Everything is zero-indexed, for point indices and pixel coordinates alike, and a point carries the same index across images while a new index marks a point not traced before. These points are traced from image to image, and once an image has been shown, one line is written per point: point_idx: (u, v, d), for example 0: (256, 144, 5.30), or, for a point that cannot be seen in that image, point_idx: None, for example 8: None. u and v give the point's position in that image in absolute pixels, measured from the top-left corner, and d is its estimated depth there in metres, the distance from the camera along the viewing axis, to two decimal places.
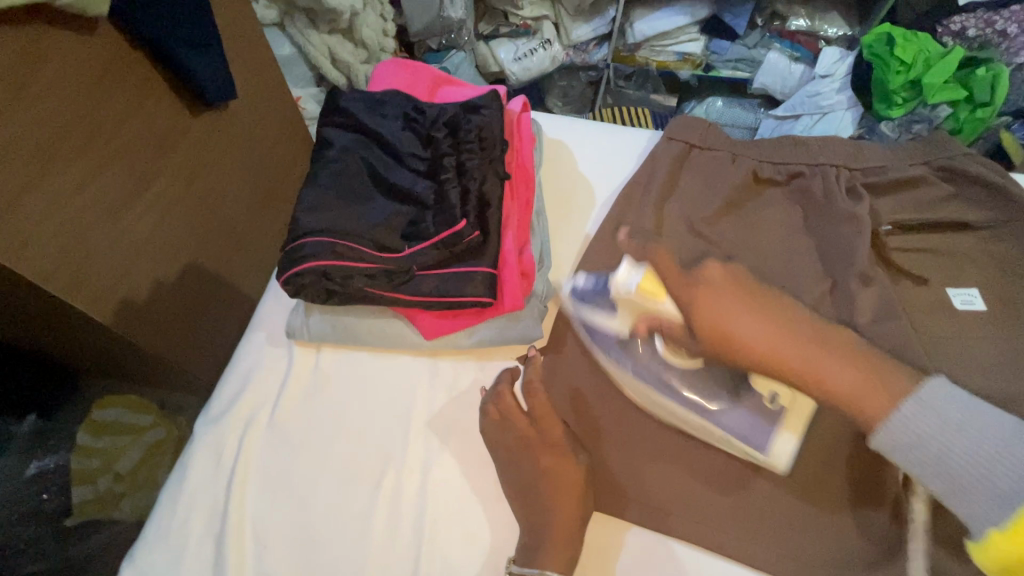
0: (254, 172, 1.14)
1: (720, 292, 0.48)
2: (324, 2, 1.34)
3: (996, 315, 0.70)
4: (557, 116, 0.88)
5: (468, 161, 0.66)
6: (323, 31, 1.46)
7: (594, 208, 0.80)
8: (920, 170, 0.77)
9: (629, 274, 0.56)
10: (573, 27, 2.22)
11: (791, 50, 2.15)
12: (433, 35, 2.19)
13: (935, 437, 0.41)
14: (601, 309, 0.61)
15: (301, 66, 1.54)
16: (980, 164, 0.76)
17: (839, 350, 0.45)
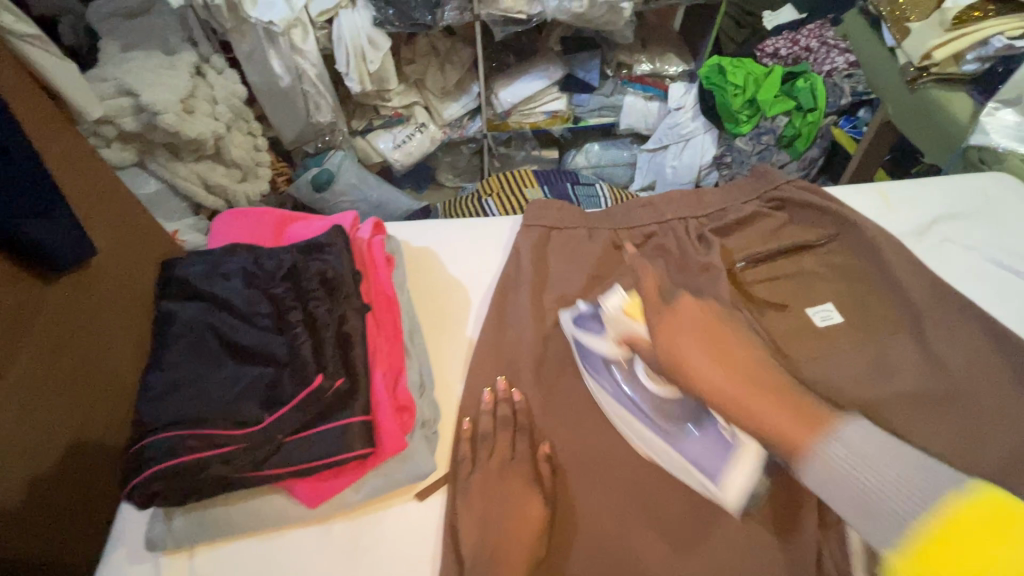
0: (116, 299, 0.73)
1: (687, 325, 0.61)
2: (182, 134, 1.29)
3: (850, 323, 0.77)
4: (421, 222, 0.89)
5: (317, 307, 0.63)
6: (189, 161, 1.39)
7: (473, 307, 0.79)
8: (753, 207, 0.85)
9: (618, 300, 0.68)
10: (443, 107, 2.33)
11: (643, 91, 2.35)
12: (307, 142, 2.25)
13: (863, 480, 0.47)
14: (595, 332, 0.68)
15: (170, 200, 1.42)
16: (798, 192, 0.86)
17: (771, 389, 0.55)
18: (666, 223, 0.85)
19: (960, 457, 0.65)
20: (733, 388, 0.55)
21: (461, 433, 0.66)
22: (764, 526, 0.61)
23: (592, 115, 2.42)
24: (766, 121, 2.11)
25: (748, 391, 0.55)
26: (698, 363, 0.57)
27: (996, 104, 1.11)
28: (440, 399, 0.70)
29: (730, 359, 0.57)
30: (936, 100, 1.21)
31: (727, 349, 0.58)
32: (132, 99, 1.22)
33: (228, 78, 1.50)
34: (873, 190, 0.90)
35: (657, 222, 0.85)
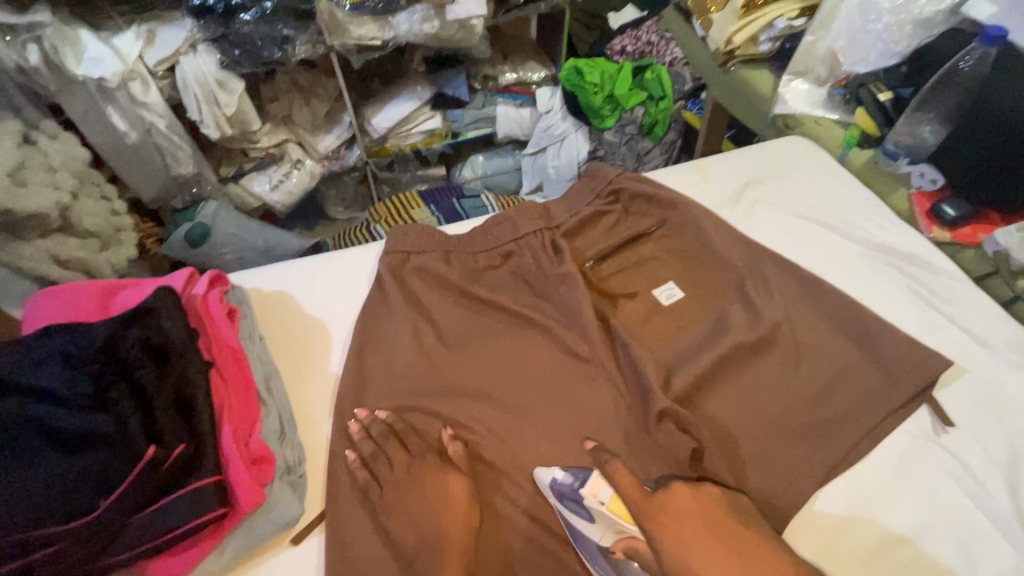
0: None
1: (685, 523, 0.56)
2: (16, 211, 1.10)
3: (689, 295, 0.84)
4: (270, 267, 0.86)
5: (144, 378, 0.58)
6: (33, 238, 1.18)
7: (335, 346, 0.78)
8: (591, 204, 0.90)
9: (599, 489, 0.61)
10: (317, 140, 2.29)
11: (513, 100, 2.43)
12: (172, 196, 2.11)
13: None
14: (581, 517, 0.61)
15: (17, 284, 1.18)
16: (630, 183, 0.92)
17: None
18: (521, 242, 0.85)
19: (786, 391, 0.73)
20: None
21: (331, 473, 0.65)
22: None
23: (469, 128, 2.46)
24: (627, 112, 2.27)
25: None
26: (698, 556, 0.54)
27: (789, 76, 1.29)
28: (305, 443, 0.69)
29: (741, 551, 0.54)
30: (744, 79, 1.38)
31: (750, 554, 0.54)
32: None
33: (65, 142, 1.29)
34: (693, 169, 0.99)
35: (512, 235, 0.86)
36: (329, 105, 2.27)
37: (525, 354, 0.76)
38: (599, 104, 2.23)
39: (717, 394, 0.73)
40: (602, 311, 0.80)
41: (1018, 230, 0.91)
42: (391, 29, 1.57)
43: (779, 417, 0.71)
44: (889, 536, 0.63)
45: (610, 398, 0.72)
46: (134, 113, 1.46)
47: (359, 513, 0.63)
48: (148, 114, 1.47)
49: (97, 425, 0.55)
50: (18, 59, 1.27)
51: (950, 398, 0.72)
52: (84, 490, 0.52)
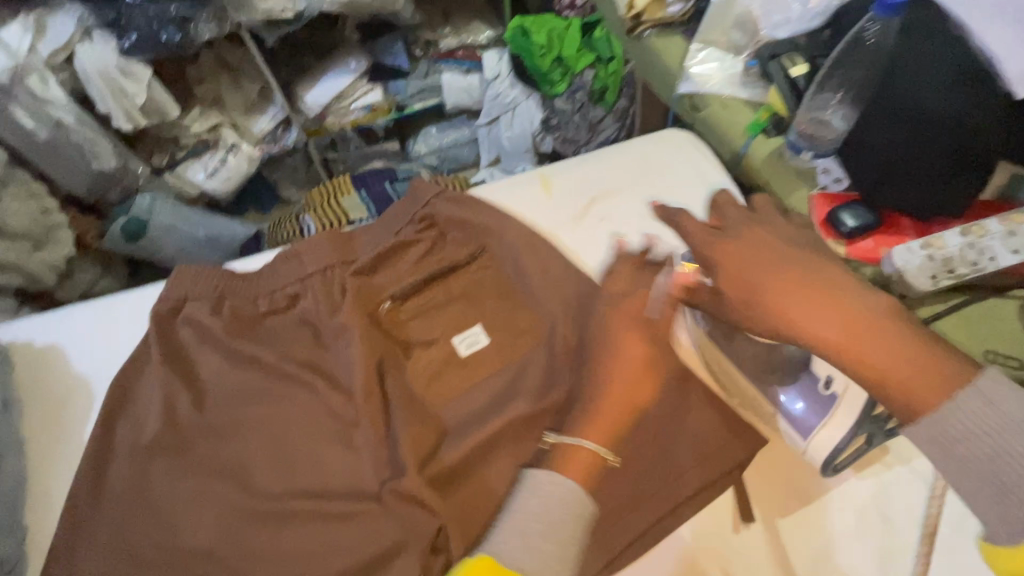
0: None
1: (743, 249, 0.51)
2: None
3: (496, 345, 0.71)
4: (48, 316, 0.79)
5: None
6: None
7: (91, 410, 0.71)
8: (400, 235, 0.78)
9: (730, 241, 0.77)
10: (251, 121, 2.10)
11: (458, 66, 2.23)
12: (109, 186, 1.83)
13: (985, 438, 0.41)
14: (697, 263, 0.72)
15: None
16: (449, 207, 0.79)
17: (870, 322, 0.45)
18: (309, 284, 0.75)
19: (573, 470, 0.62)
20: (809, 312, 0.46)
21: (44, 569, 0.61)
22: None
23: (415, 100, 2.28)
24: (577, 77, 2.04)
25: (839, 322, 0.45)
26: (770, 275, 0.49)
27: (698, 45, 1.09)
28: (31, 528, 0.64)
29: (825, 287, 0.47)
30: (655, 48, 1.17)
31: (827, 286, 0.47)
32: None
33: None
34: (533, 180, 0.85)
35: (303, 278, 0.75)
36: (261, 86, 2.09)
37: (287, 420, 0.67)
38: (548, 67, 2.02)
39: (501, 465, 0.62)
40: (385, 372, 0.69)
41: (920, 248, 0.74)
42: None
43: None
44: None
45: (367, 481, 0.62)
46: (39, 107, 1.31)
47: None
48: (55, 110, 1.34)
49: None
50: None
51: (760, 481, 0.64)
52: None
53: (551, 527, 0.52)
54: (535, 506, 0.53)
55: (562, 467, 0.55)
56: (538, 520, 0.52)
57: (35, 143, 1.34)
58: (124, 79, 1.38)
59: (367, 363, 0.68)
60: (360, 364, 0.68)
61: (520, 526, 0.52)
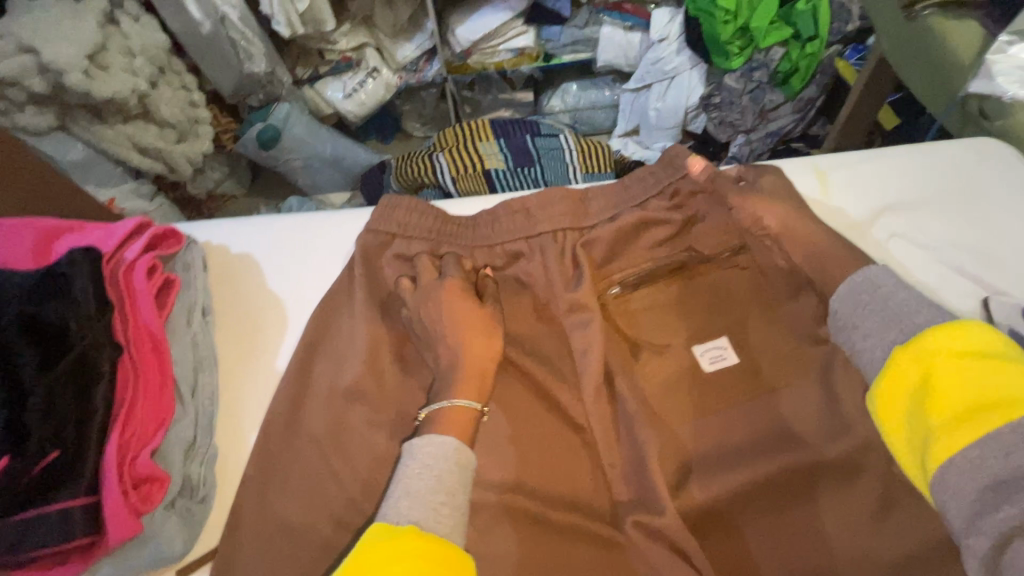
0: None
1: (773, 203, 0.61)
2: None
3: (747, 369, 0.59)
4: (249, 222, 0.74)
5: (23, 362, 0.50)
6: None
7: (286, 336, 0.65)
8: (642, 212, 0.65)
9: None
10: (396, 48, 1.81)
11: (621, 22, 1.74)
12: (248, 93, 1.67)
13: (882, 292, 0.51)
14: None
15: None
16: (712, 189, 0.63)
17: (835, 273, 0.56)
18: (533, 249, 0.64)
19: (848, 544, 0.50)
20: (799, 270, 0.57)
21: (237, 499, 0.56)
22: None
23: (566, 50, 1.82)
24: (761, 52, 1.60)
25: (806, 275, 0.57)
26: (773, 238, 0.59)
27: (1009, 36, 0.85)
28: (223, 448, 0.59)
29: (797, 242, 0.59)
30: (936, 30, 0.95)
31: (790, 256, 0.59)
32: (32, 57, 1.05)
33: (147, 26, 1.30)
34: (804, 171, 0.70)
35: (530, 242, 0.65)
36: (414, 9, 1.75)
37: (505, 401, 0.58)
38: (732, 37, 1.56)
39: (755, 521, 0.52)
40: (614, 375, 0.58)
41: None
42: None
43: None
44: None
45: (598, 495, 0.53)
46: None
47: (254, 555, 0.53)
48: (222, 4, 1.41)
49: None
50: None
51: None
52: None
53: (442, 486, 0.47)
54: (420, 470, 0.48)
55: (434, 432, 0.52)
56: (417, 490, 0.47)
57: (197, 33, 1.44)
58: None
59: (603, 355, 0.58)
60: (596, 355, 0.57)
61: (407, 492, 0.47)
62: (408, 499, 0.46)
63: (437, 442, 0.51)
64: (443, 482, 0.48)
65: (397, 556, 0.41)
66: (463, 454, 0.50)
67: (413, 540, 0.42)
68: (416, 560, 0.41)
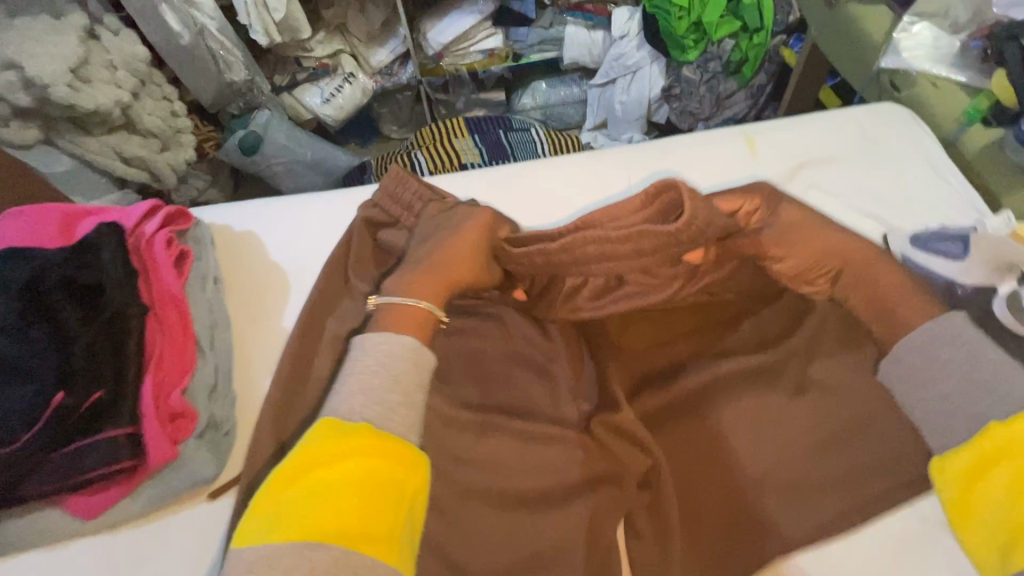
0: None
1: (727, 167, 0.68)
2: None
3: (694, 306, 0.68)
4: (249, 205, 0.82)
5: (65, 317, 0.57)
6: None
7: (289, 298, 0.74)
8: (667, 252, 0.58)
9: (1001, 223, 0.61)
10: (370, 53, 1.90)
11: (584, 21, 1.85)
12: (228, 102, 1.75)
13: (960, 350, 0.52)
14: (949, 255, 0.61)
15: None
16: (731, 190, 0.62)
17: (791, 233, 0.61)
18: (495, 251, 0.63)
19: (784, 451, 0.60)
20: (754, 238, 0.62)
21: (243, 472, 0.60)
22: (570, 515, 0.57)
23: (534, 50, 1.92)
24: (714, 44, 1.71)
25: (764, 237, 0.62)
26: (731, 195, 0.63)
27: (911, 17, 0.98)
28: (241, 395, 0.67)
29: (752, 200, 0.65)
30: (855, 17, 1.08)
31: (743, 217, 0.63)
32: (16, 72, 1.11)
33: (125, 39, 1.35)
34: (735, 138, 0.81)
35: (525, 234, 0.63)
36: (387, 15, 1.84)
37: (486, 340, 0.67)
38: (685, 31, 1.66)
39: (699, 425, 0.61)
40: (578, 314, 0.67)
41: None
42: None
43: (771, 463, 0.59)
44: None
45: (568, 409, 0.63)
46: (185, 10, 1.46)
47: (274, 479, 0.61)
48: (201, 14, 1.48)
49: (16, 361, 0.55)
50: None
51: None
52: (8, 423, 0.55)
53: (388, 381, 0.52)
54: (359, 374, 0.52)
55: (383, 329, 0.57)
56: (364, 389, 0.51)
57: (178, 45, 1.48)
58: None
59: None
60: None
61: (356, 389, 0.51)
62: (351, 401, 0.50)
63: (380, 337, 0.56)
64: (393, 379, 0.52)
65: (346, 450, 0.45)
66: (411, 353, 0.55)
67: (359, 436, 0.46)
68: (359, 457, 0.45)
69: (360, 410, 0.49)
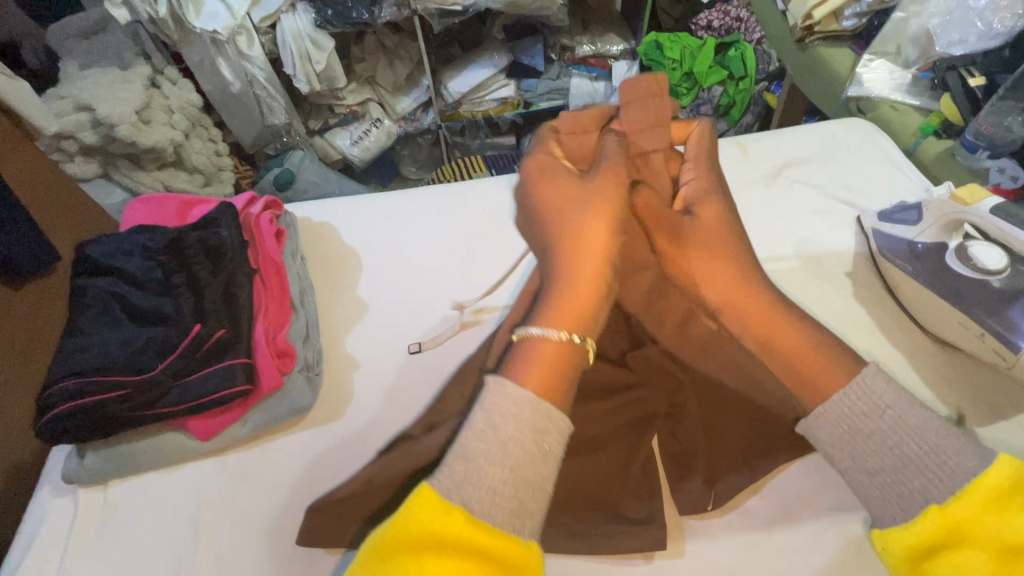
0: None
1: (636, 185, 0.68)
2: None
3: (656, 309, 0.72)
4: (325, 202, 0.97)
5: (198, 272, 0.73)
6: None
7: (365, 272, 0.87)
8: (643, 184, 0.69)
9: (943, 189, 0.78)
10: (396, 101, 1.98)
11: (587, 73, 2.02)
12: (266, 143, 1.93)
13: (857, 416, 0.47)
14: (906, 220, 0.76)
15: None
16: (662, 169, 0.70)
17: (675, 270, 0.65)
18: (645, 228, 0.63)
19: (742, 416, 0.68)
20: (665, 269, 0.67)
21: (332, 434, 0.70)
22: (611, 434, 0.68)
23: (542, 99, 2.05)
24: (703, 91, 1.87)
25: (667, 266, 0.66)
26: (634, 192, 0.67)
27: (870, 56, 1.20)
28: (325, 347, 0.79)
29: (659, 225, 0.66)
30: (823, 55, 1.28)
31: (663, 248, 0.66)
32: (89, 113, 1.45)
33: (183, 88, 1.68)
34: (731, 146, 0.97)
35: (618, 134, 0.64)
36: (411, 67, 1.94)
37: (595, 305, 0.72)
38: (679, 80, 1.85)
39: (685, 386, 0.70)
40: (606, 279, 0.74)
41: None
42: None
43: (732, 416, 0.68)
44: (852, 514, 0.65)
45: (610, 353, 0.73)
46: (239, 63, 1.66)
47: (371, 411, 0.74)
48: (251, 67, 1.67)
49: (163, 306, 0.70)
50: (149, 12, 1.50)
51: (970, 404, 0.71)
52: (148, 356, 0.67)
53: (509, 457, 0.42)
54: (487, 428, 0.43)
55: (523, 367, 0.46)
56: (496, 462, 0.41)
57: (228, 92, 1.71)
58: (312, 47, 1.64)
59: None
60: None
61: (478, 458, 0.42)
62: (478, 475, 0.41)
63: (524, 387, 0.44)
64: (519, 451, 0.42)
65: (455, 549, 0.39)
66: (538, 412, 0.44)
67: (466, 537, 0.39)
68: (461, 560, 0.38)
69: (486, 499, 0.41)
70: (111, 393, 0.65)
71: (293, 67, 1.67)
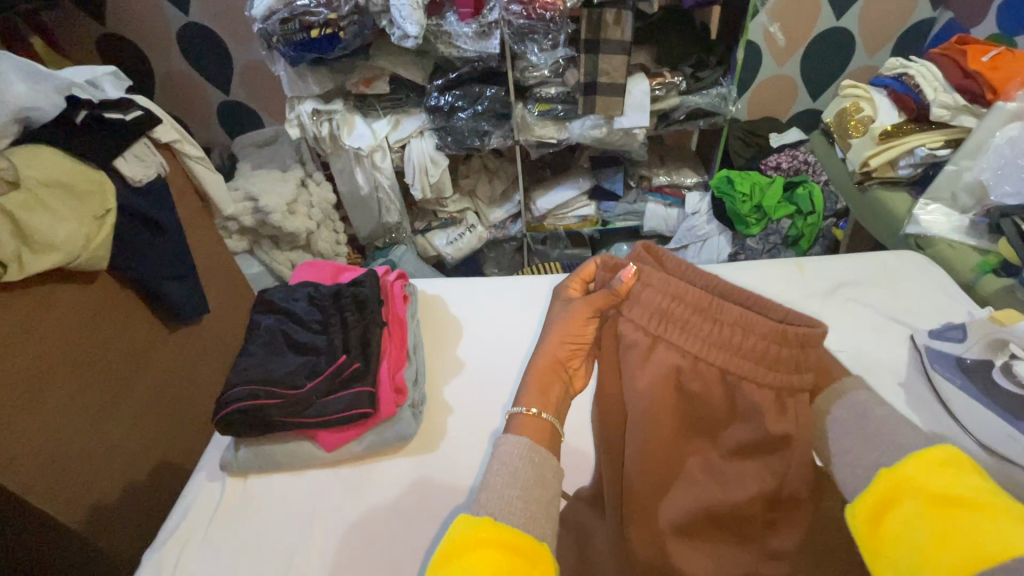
0: (158, 372, 1.57)
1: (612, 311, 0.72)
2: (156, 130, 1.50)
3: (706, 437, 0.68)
4: (435, 281, 1.18)
5: (348, 318, 0.95)
6: (187, 155, 1.62)
7: (463, 337, 1.05)
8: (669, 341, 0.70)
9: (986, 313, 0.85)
10: (490, 210, 2.25)
11: (662, 200, 2.18)
12: (377, 238, 2.26)
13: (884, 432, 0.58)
14: (952, 339, 0.88)
15: (148, 153, 1.46)
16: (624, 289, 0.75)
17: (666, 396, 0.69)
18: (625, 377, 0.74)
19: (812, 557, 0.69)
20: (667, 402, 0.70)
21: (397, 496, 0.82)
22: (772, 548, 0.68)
23: (619, 219, 2.22)
24: (773, 222, 1.98)
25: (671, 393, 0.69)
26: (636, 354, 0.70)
27: (926, 200, 1.33)
28: (428, 394, 0.96)
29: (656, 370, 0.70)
30: (882, 199, 1.44)
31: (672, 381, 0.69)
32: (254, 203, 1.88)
33: (324, 187, 2.12)
34: (787, 264, 1.11)
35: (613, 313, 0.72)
36: (507, 184, 2.23)
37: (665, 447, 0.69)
38: (749, 212, 1.96)
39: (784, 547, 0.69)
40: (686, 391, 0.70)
41: None
42: (566, 131, 1.88)
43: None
44: None
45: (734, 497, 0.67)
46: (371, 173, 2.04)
47: (461, 452, 0.87)
48: (380, 175, 2.02)
49: (317, 341, 0.91)
50: (315, 132, 1.95)
51: None
52: (300, 375, 0.87)
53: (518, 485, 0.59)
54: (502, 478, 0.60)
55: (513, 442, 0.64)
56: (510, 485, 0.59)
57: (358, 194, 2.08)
58: (431, 163, 1.98)
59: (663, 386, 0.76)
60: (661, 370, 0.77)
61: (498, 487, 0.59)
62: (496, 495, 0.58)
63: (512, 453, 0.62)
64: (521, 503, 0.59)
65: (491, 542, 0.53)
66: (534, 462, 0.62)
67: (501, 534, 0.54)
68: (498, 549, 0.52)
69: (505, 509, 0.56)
70: (263, 398, 0.84)
71: (413, 178, 2.02)
